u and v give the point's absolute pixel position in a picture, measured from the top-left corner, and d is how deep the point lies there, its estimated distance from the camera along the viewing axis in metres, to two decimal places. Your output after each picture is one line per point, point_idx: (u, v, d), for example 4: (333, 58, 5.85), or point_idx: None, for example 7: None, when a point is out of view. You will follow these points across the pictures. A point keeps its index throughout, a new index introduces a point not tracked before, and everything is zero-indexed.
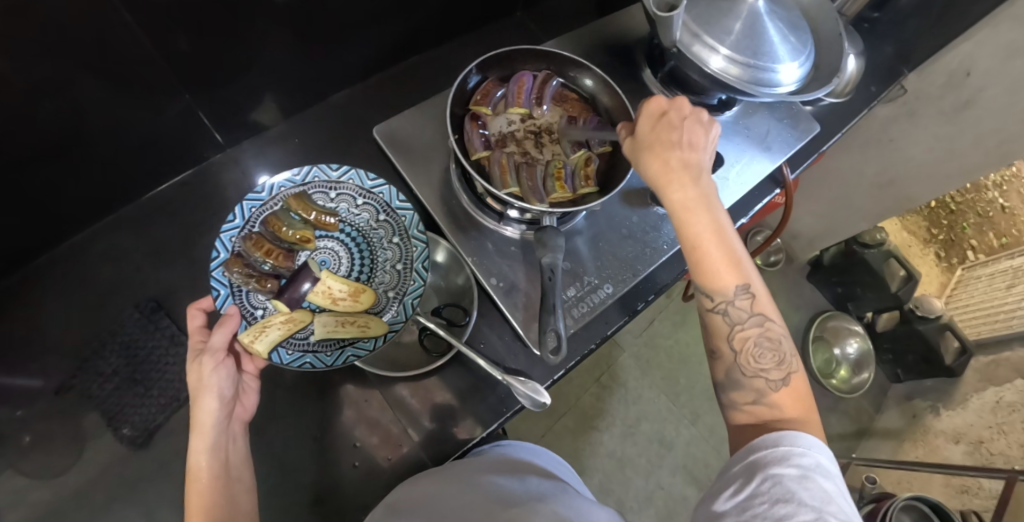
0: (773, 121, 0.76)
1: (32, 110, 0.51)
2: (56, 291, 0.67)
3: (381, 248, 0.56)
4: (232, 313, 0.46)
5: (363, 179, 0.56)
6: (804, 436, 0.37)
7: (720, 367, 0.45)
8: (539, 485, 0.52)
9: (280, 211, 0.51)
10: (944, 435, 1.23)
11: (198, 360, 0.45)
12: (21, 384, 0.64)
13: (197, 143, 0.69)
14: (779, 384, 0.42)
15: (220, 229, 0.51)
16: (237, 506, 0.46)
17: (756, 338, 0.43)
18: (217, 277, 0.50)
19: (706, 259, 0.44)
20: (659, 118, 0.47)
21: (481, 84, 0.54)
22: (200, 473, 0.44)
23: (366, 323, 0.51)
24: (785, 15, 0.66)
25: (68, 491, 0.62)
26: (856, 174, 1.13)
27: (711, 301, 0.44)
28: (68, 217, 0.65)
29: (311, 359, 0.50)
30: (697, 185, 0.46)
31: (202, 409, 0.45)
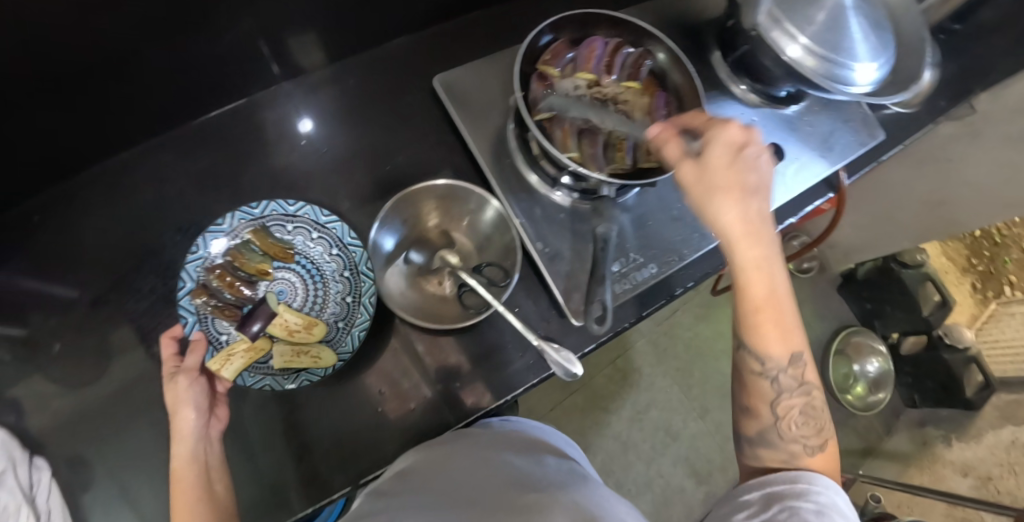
0: (838, 122, 0.73)
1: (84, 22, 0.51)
2: (104, 203, 0.68)
3: (332, 280, 0.60)
4: (200, 339, 0.51)
5: (317, 214, 0.60)
6: (822, 478, 0.41)
7: (754, 426, 0.47)
8: (554, 466, 0.52)
9: (241, 245, 0.58)
10: (953, 466, 1.23)
11: (173, 380, 0.50)
12: (62, 290, 0.66)
13: (252, 73, 0.69)
14: (814, 450, 0.44)
15: (185, 259, 0.56)
16: (218, 497, 0.47)
17: (800, 408, 0.45)
18: (184, 305, 0.54)
19: (767, 328, 0.44)
20: (735, 151, 0.44)
21: (552, 44, 0.53)
22: (181, 471, 0.47)
23: (318, 353, 0.56)
24: (869, 13, 0.63)
25: (98, 395, 0.64)
26: (906, 190, 1.08)
27: (761, 366, 0.45)
28: (119, 131, 0.65)
29: (271, 382, 0.55)
30: (761, 244, 0.44)
31: (181, 419, 0.49)
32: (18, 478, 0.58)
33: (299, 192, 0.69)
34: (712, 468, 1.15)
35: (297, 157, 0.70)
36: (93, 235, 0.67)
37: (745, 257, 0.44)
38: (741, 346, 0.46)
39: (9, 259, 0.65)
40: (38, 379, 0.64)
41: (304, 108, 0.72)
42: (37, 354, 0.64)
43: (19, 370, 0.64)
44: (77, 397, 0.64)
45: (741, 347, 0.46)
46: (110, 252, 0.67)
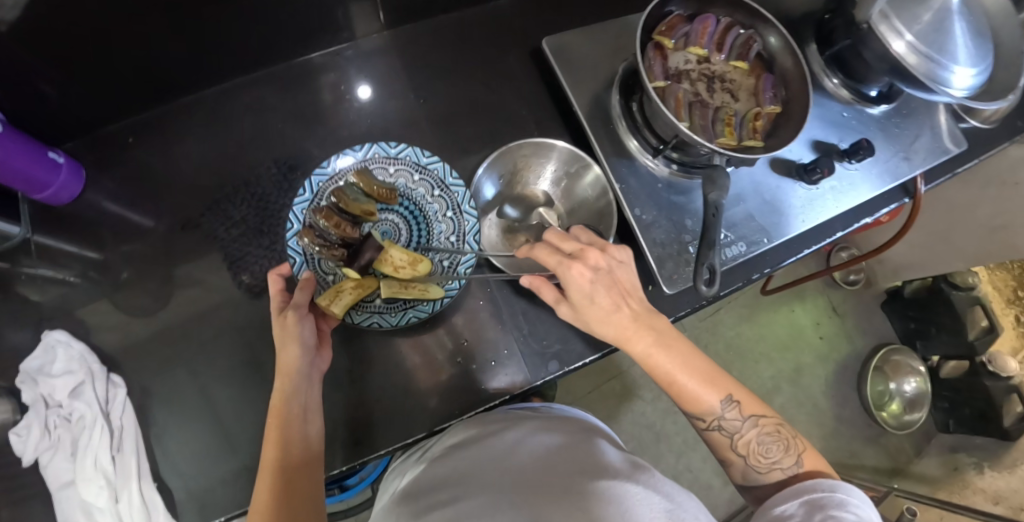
0: (926, 128, 0.72)
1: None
2: (202, 132, 0.70)
3: (435, 220, 0.64)
4: (310, 277, 0.55)
5: (418, 157, 0.63)
6: (855, 490, 0.42)
7: (736, 469, 0.49)
8: (608, 449, 0.51)
9: (346, 186, 0.59)
10: (984, 494, 1.19)
11: (283, 314, 0.52)
12: (155, 214, 0.69)
13: (355, 21, 0.70)
14: (794, 471, 0.46)
15: (294, 203, 0.60)
16: (307, 441, 0.49)
17: (757, 441, 0.47)
18: (292, 246, 0.59)
19: (685, 396, 0.47)
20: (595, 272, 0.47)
21: (667, 17, 0.53)
22: (279, 409, 0.49)
23: (425, 287, 0.60)
24: (974, 19, 0.63)
25: (181, 316, 0.66)
26: (969, 211, 1.07)
27: (704, 425, 0.48)
28: (225, 61, 0.68)
29: (378, 319, 0.60)
30: (644, 334, 0.47)
31: (286, 355, 0.51)
32: (96, 391, 0.61)
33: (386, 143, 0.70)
34: None
35: (386, 110, 0.71)
36: (185, 165, 0.70)
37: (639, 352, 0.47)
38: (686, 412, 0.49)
39: (97, 180, 0.69)
40: (125, 297, 0.67)
41: (393, 64, 0.73)
42: (105, 279, 0.67)
43: (94, 291, 0.67)
44: (156, 319, 0.66)
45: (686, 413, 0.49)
46: (201, 183, 0.69)
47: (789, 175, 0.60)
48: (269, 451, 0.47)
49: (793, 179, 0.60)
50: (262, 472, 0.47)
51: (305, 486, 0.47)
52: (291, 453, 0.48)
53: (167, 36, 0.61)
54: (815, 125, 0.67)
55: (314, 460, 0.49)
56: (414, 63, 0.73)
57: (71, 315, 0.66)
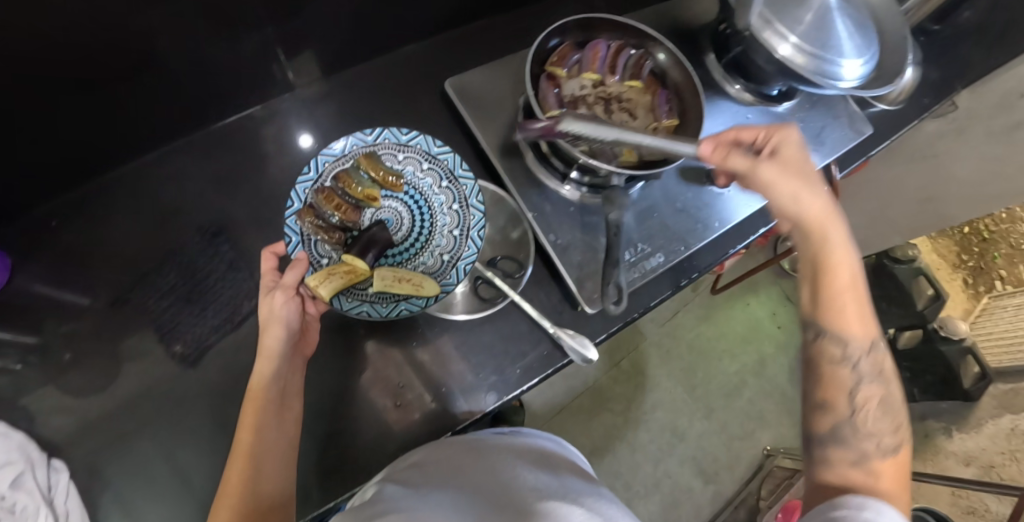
0: (829, 118, 0.76)
1: (114, 21, 0.53)
2: (122, 207, 0.70)
3: (440, 214, 0.58)
4: (301, 257, 0.51)
5: (430, 145, 0.59)
6: (884, 506, 0.40)
7: (827, 420, 0.49)
8: (573, 482, 0.51)
9: (352, 169, 0.55)
10: (955, 457, 1.29)
11: (270, 295, 0.50)
12: (87, 293, 0.67)
13: (269, 80, 0.71)
14: (888, 452, 0.47)
15: (296, 180, 0.55)
16: (283, 430, 0.49)
17: (878, 400, 0.48)
18: (289, 224, 0.54)
19: (846, 309, 0.49)
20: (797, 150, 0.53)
21: (559, 46, 0.55)
22: (260, 392, 0.49)
23: (420, 283, 0.54)
24: (854, 13, 0.66)
25: (119, 395, 0.65)
26: (897, 188, 1.12)
27: (841, 352, 0.49)
28: (141, 135, 0.68)
29: (368, 308, 0.55)
30: (851, 253, 0.51)
31: (269, 336, 0.50)
32: (36, 479, 0.59)
33: None
34: (719, 467, 1.18)
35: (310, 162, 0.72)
36: (117, 236, 0.69)
37: (813, 222, 0.51)
38: (822, 331, 0.50)
39: (26, 264, 0.67)
40: (63, 384, 0.65)
41: (315, 115, 0.74)
42: (48, 364, 0.65)
43: (32, 381, 0.65)
44: (98, 401, 0.65)
45: (821, 333, 0.50)
46: (130, 256, 0.69)
47: (701, 181, 0.62)
48: (245, 431, 0.47)
49: (707, 184, 0.62)
50: (235, 454, 0.47)
51: (271, 476, 0.48)
52: (267, 437, 0.48)
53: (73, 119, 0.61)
54: (721, 131, 0.70)
55: (286, 448, 0.50)
56: (334, 115, 0.75)
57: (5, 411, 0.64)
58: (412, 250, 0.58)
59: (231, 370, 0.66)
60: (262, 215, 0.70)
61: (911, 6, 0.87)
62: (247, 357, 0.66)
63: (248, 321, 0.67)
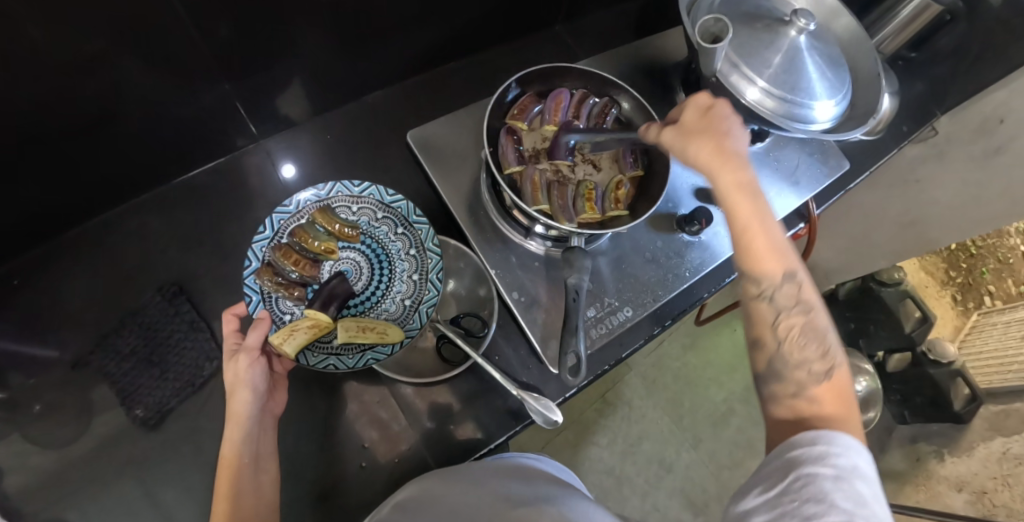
0: (803, 155, 0.75)
1: (75, 81, 0.53)
2: (82, 266, 0.69)
3: (398, 260, 0.58)
4: (264, 316, 0.48)
5: (383, 195, 0.58)
6: (842, 434, 0.37)
7: (762, 357, 0.44)
8: (547, 487, 0.52)
9: (307, 224, 0.54)
10: (947, 482, 1.21)
11: (234, 358, 0.47)
12: (48, 349, 0.66)
13: (232, 131, 0.71)
14: (823, 377, 0.42)
15: (252, 239, 0.53)
16: (261, 497, 0.46)
17: (802, 327, 0.43)
18: (248, 284, 0.52)
19: (755, 242, 0.44)
20: (703, 110, 0.49)
21: (519, 98, 0.56)
22: (230, 460, 0.45)
23: (384, 329, 0.53)
24: (824, 51, 0.65)
25: (81, 461, 0.64)
26: (879, 209, 1.10)
27: (757, 287, 0.44)
28: (103, 196, 0.67)
29: (334, 361, 0.52)
30: (757, 197, 0.46)
31: (237, 402, 0.46)
32: None
33: None
34: (707, 499, 1.17)
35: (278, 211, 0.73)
36: (77, 296, 0.68)
37: (723, 185, 0.46)
38: (739, 272, 0.46)
39: None
40: (26, 440, 0.65)
41: (281, 162, 0.75)
42: (16, 416, 0.65)
43: None
44: (61, 461, 0.64)
45: (738, 274, 0.46)
46: (90, 315, 0.68)
47: (671, 229, 0.61)
48: (221, 504, 0.43)
49: (677, 231, 0.61)
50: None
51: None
52: (243, 502, 0.44)
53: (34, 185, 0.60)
54: None
55: (268, 514, 0.46)
56: (303, 165, 0.75)
57: None
58: (372, 299, 0.57)
59: (195, 432, 0.65)
60: (225, 272, 0.71)
61: (884, 38, 0.90)
62: (210, 421, 0.66)
63: (207, 384, 0.67)
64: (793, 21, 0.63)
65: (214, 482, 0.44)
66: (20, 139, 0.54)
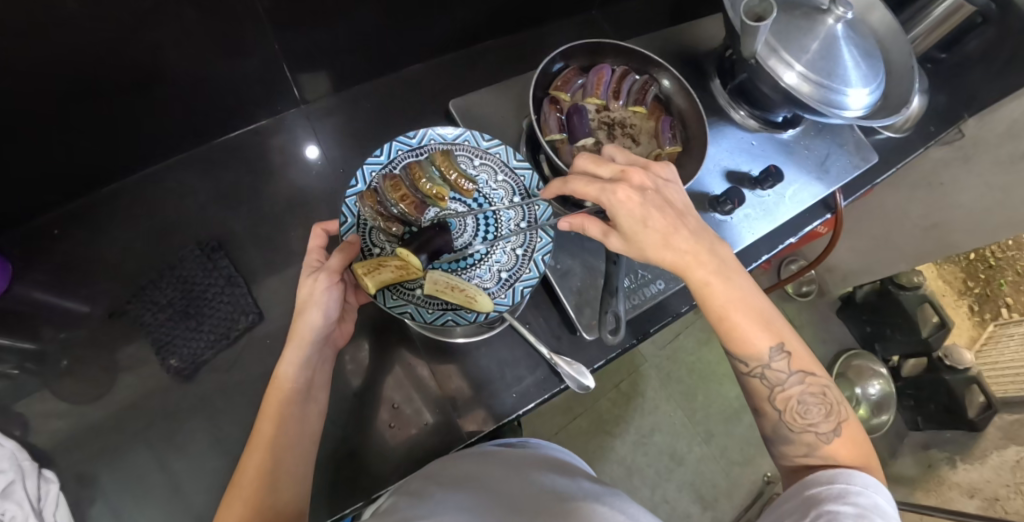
0: (834, 145, 0.75)
1: (119, 43, 0.55)
2: (123, 218, 0.71)
3: (505, 229, 0.58)
4: (351, 242, 0.52)
5: (510, 157, 0.59)
6: (859, 475, 0.40)
7: (767, 424, 0.48)
8: (591, 486, 0.51)
9: (425, 162, 0.55)
10: (959, 488, 1.19)
11: (314, 277, 0.51)
12: (90, 298, 0.69)
13: (276, 95, 0.73)
14: (830, 436, 0.44)
15: (366, 161, 0.56)
16: (305, 423, 0.49)
17: (799, 396, 0.45)
18: (349, 203, 0.55)
19: (738, 336, 0.45)
20: (641, 190, 0.45)
21: (563, 70, 0.57)
22: (285, 380, 0.49)
23: (474, 295, 0.53)
24: (861, 42, 0.66)
25: (113, 409, 0.66)
26: (900, 213, 1.10)
27: (747, 367, 0.46)
28: (148, 147, 0.69)
29: (412, 311, 0.53)
30: (734, 281, 0.45)
31: (304, 321, 0.50)
32: (26, 489, 0.59)
33: (318, 211, 0.75)
34: (717, 494, 1.18)
35: (314, 181, 0.76)
36: (118, 248, 0.70)
37: (697, 281, 0.45)
38: (729, 352, 0.47)
39: (24, 272, 0.68)
40: (59, 389, 0.66)
41: (318, 134, 0.77)
42: (45, 369, 0.66)
43: (27, 385, 0.66)
44: (93, 410, 0.66)
45: (729, 354, 0.47)
46: (130, 265, 0.70)
47: (703, 208, 0.65)
48: (267, 425, 0.47)
49: (709, 210, 0.65)
50: (254, 445, 0.46)
51: (289, 475, 0.47)
52: (287, 430, 0.47)
53: (86, 133, 0.63)
54: (726, 155, 0.69)
55: (308, 440, 0.50)
56: (342, 135, 0.77)
57: (9, 411, 0.64)
58: (469, 261, 0.56)
59: (224, 388, 0.67)
60: (260, 234, 0.73)
61: (917, 36, 0.87)
62: (239, 376, 0.68)
63: (240, 338, 0.69)
64: (831, 10, 0.63)
65: (266, 396, 0.49)
66: (76, 85, 0.57)
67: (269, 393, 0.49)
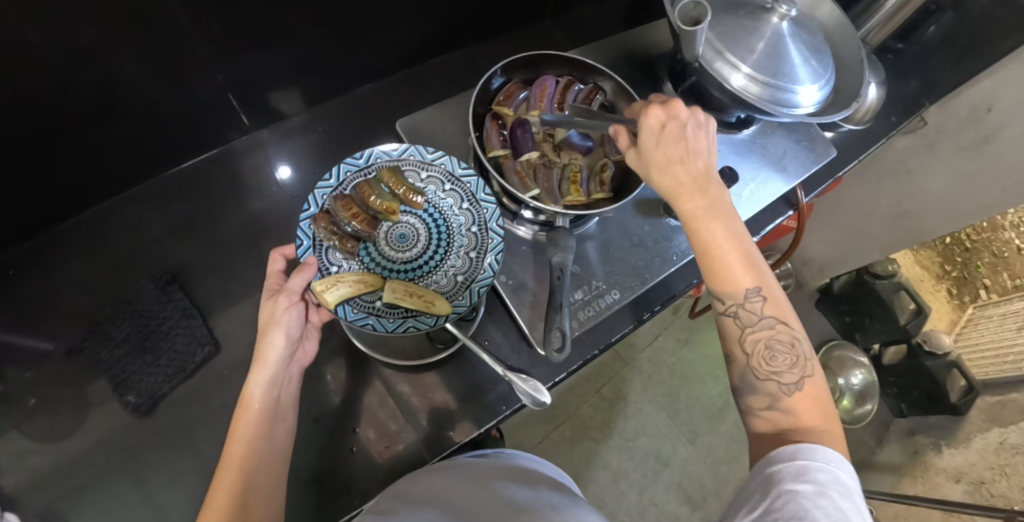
0: (790, 142, 0.75)
1: (72, 71, 0.54)
2: (76, 256, 0.70)
3: (457, 235, 0.57)
4: (311, 262, 0.50)
5: (455, 166, 0.58)
6: (822, 450, 0.38)
7: (735, 370, 0.45)
8: (551, 494, 0.53)
9: (372, 179, 0.54)
10: (946, 473, 1.19)
11: (274, 298, 0.50)
12: (47, 339, 0.67)
13: (226, 123, 0.73)
14: (792, 388, 0.42)
15: (316, 185, 0.55)
16: (276, 444, 0.47)
17: (768, 340, 0.44)
18: (303, 227, 0.53)
19: (721, 266, 0.45)
20: (658, 131, 0.48)
21: (505, 86, 0.58)
22: (252, 402, 0.47)
23: (432, 300, 0.52)
24: (808, 38, 0.65)
25: (73, 450, 0.65)
26: (870, 202, 1.10)
27: (722, 305, 0.45)
28: (99, 184, 0.69)
29: (373, 321, 0.52)
30: (723, 220, 0.46)
31: (268, 343, 0.48)
32: None
33: (279, 236, 0.75)
34: (704, 493, 1.17)
35: (271, 205, 0.76)
36: (72, 286, 0.69)
37: (686, 212, 0.47)
38: (707, 290, 0.46)
39: None
40: (20, 431, 0.65)
41: (276, 157, 0.77)
42: (11, 408, 0.65)
43: None
44: (58, 449, 0.65)
45: (707, 291, 0.46)
46: (85, 303, 0.69)
47: (657, 213, 0.62)
48: (234, 449, 0.45)
49: (663, 216, 0.62)
50: (222, 469, 0.44)
51: (263, 497, 0.44)
52: (256, 450, 0.45)
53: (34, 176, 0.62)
54: None
55: (279, 460, 0.47)
56: (299, 159, 0.78)
57: None
58: (426, 269, 0.57)
59: (186, 420, 0.66)
60: (217, 262, 0.73)
61: (869, 30, 0.85)
62: (197, 408, 0.67)
63: (199, 371, 0.68)
64: (775, 8, 0.64)
65: (232, 422, 0.46)
66: (19, 130, 0.56)
67: (236, 417, 0.46)
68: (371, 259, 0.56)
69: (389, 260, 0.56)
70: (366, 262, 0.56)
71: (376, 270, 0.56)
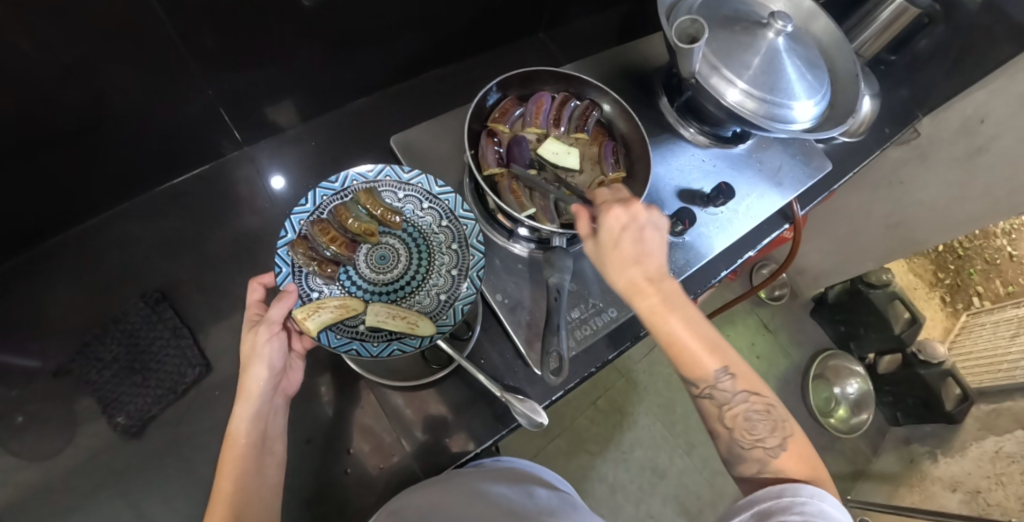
0: (785, 156, 0.75)
1: (60, 85, 0.53)
2: (64, 274, 0.69)
3: (438, 252, 0.58)
4: (290, 290, 0.50)
5: (431, 185, 0.59)
6: (807, 486, 0.39)
7: (720, 443, 0.45)
8: (546, 498, 0.54)
9: (350, 203, 0.56)
10: (942, 482, 1.20)
11: (255, 329, 0.49)
12: (33, 358, 0.66)
13: (218, 137, 0.72)
14: (777, 451, 0.42)
15: (292, 211, 0.55)
16: (263, 481, 0.47)
17: (745, 415, 0.43)
18: (281, 255, 0.53)
19: (688, 355, 0.43)
20: (618, 221, 0.45)
21: (501, 101, 0.58)
22: (237, 439, 0.46)
23: (416, 320, 0.52)
24: (804, 52, 0.66)
25: (58, 473, 0.63)
26: (865, 213, 1.10)
27: (696, 388, 0.44)
28: (89, 200, 0.68)
29: (357, 346, 0.52)
30: (681, 313, 0.44)
31: (251, 377, 0.47)
32: None
33: (271, 250, 0.74)
34: (700, 505, 1.17)
35: (263, 219, 0.75)
36: (60, 304, 0.68)
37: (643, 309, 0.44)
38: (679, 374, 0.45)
39: None
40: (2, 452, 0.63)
41: (269, 171, 0.77)
42: None
43: None
44: (42, 470, 0.63)
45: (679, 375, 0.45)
46: (73, 321, 0.68)
47: None
48: (224, 485, 0.45)
49: None
50: (212, 510, 0.44)
51: None
52: (248, 485, 0.45)
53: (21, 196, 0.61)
54: (676, 175, 0.69)
55: (269, 495, 0.47)
56: (292, 172, 0.77)
57: None
58: (408, 289, 0.57)
59: (177, 441, 0.65)
60: (210, 279, 0.72)
61: (863, 42, 0.84)
62: (190, 428, 0.66)
63: (191, 389, 0.68)
64: (771, 24, 0.64)
65: (221, 459, 0.46)
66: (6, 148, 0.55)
67: (223, 454, 0.46)
68: (352, 284, 0.56)
69: (371, 282, 0.57)
70: (347, 286, 0.56)
71: (358, 294, 0.56)
